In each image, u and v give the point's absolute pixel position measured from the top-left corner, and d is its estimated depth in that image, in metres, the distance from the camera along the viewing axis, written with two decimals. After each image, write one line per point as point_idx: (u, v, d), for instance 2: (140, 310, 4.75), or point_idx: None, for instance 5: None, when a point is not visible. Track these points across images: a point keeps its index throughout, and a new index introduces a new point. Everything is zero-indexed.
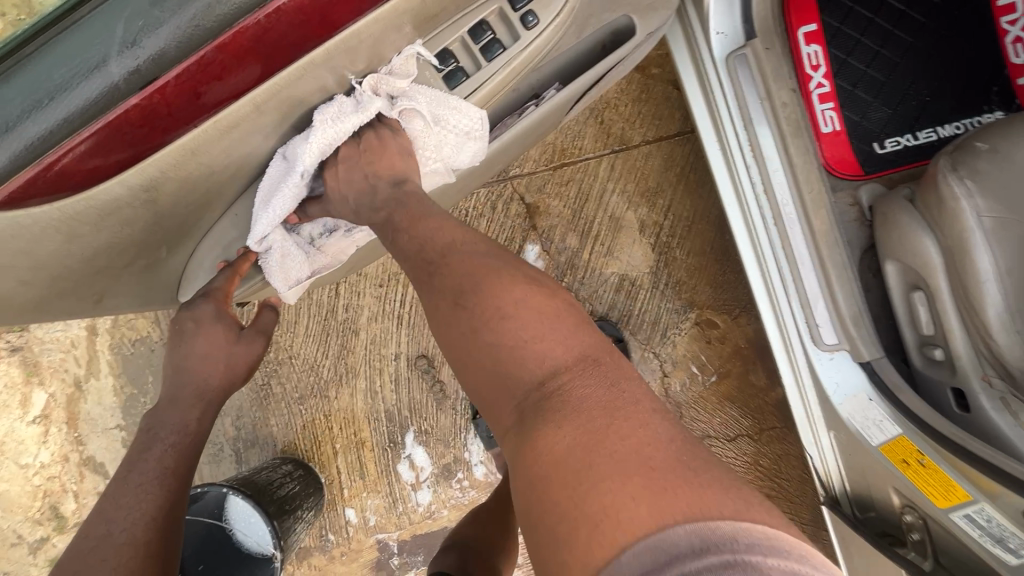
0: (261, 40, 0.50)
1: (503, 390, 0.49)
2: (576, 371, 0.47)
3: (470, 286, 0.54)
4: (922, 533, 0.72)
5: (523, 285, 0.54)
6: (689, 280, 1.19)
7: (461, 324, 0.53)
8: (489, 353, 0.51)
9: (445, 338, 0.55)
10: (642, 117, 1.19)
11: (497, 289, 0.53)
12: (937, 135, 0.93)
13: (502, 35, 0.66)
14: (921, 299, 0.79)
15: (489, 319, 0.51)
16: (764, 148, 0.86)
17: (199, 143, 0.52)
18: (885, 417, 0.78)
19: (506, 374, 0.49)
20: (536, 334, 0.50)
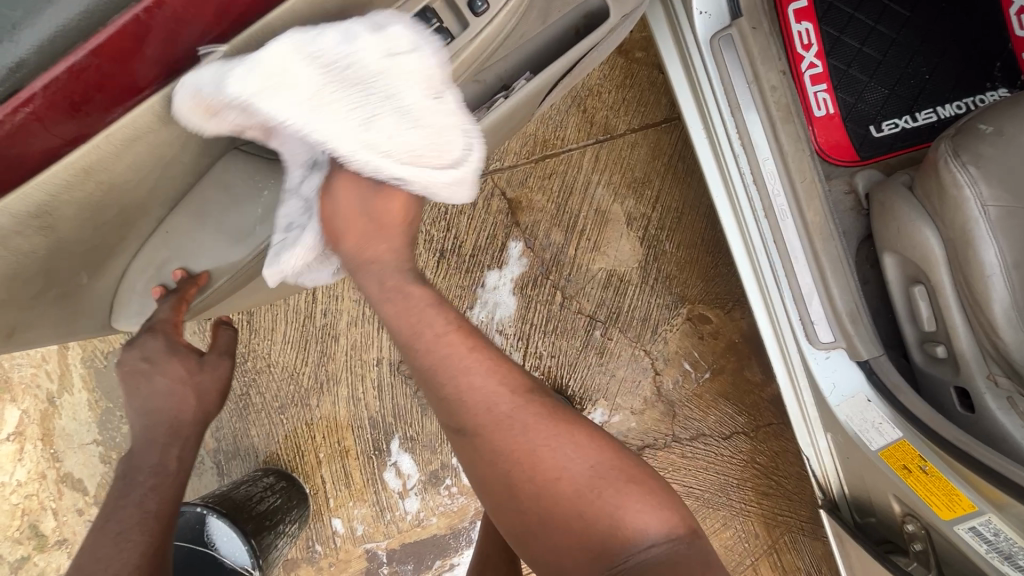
0: (147, 40, 0.42)
1: (589, 558, 0.49)
2: (678, 545, 0.50)
3: (574, 440, 0.51)
4: (924, 543, 0.69)
5: (608, 451, 0.53)
6: (679, 274, 1.14)
7: (559, 482, 0.50)
8: (585, 526, 0.49)
9: (503, 497, 0.52)
10: (628, 104, 1.13)
11: (598, 455, 0.51)
12: (937, 116, 0.88)
13: (449, 24, 0.60)
14: (921, 294, 0.74)
15: (585, 494, 0.50)
16: (752, 135, 0.81)
17: (94, 162, 0.46)
18: (884, 420, 0.73)
19: (608, 558, 0.48)
20: (642, 504, 0.50)
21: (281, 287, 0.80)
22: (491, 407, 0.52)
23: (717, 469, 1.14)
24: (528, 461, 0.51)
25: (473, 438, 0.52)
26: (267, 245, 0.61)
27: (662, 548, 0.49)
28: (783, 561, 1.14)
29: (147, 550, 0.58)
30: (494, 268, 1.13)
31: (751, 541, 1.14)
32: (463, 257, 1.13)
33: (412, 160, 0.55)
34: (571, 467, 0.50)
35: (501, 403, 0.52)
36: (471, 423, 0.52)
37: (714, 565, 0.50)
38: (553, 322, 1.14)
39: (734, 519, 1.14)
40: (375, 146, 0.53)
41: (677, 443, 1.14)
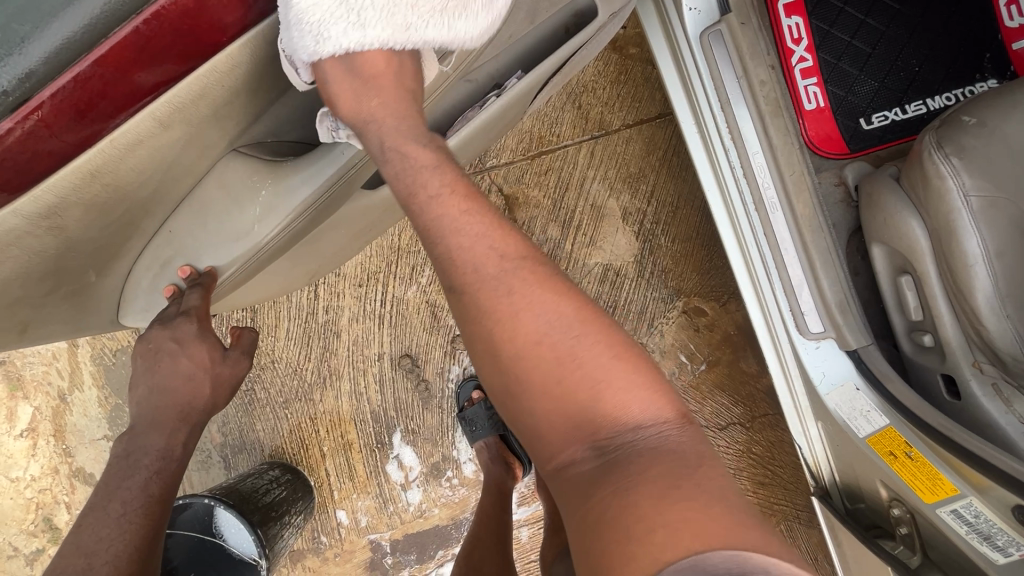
0: (147, 51, 0.43)
1: (580, 425, 0.49)
2: (674, 429, 0.50)
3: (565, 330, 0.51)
4: (910, 526, 0.70)
5: (596, 331, 0.51)
6: (675, 267, 1.16)
7: (549, 353, 0.50)
8: (576, 401, 0.49)
9: (501, 377, 0.52)
10: (622, 100, 1.14)
11: (593, 335, 0.51)
12: (926, 108, 0.89)
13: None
14: (909, 284, 0.75)
15: (570, 362, 0.50)
16: (742, 129, 0.82)
17: (99, 164, 0.47)
18: (872, 408, 0.75)
19: (596, 425, 0.49)
20: (637, 385, 0.50)
21: (283, 279, 0.81)
22: (468, 276, 0.52)
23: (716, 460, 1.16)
24: (512, 324, 0.51)
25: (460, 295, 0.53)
26: (268, 241, 0.61)
27: (658, 428, 0.49)
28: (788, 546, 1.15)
29: (146, 534, 0.63)
30: None
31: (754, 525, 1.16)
32: None
33: (444, 23, 0.55)
34: (567, 337, 0.50)
35: (490, 260, 0.52)
36: (459, 279, 0.53)
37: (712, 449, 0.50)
38: None
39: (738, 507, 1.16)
40: (412, 27, 0.53)
41: None
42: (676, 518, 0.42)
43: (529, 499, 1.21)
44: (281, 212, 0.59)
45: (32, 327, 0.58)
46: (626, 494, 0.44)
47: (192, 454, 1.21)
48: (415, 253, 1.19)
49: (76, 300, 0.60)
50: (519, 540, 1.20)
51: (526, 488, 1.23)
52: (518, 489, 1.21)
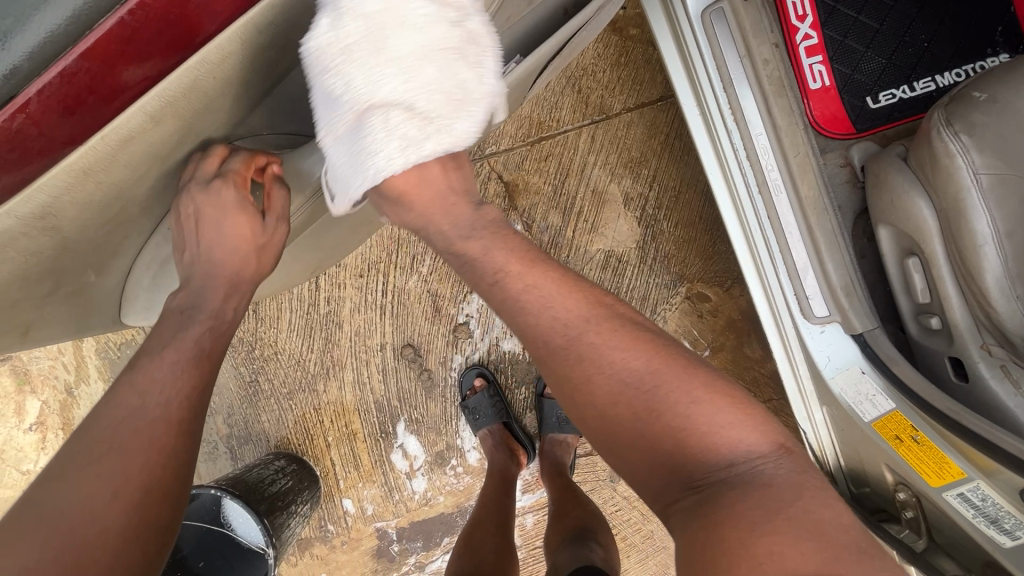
0: (133, 42, 0.41)
1: (676, 471, 0.49)
2: (769, 461, 0.49)
3: (644, 382, 0.53)
4: (915, 510, 0.69)
5: (677, 371, 0.53)
6: (678, 253, 1.14)
7: (633, 401, 0.52)
8: (663, 446, 0.50)
9: (594, 428, 0.54)
10: (622, 83, 1.12)
11: (672, 380, 0.52)
12: (935, 85, 0.86)
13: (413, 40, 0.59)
14: (916, 265, 0.73)
15: (649, 413, 0.51)
16: (745, 110, 0.80)
17: (92, 163, 0.45)
18: (878, 391, 0.74)
19: (700, 467, 0.49)
20: (729, 421, 0.51)
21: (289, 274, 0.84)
22: (551, 336, 0.57)
23: None
24: (597, 376, 0.54)
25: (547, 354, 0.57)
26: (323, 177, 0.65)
27: (759, 459, 0.49)
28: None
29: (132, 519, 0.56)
30: None
31: None
32: None
33: (443, 130, 0.57)
34: (645, 388, 0.52)
35: (568, 312, 0.57)
36: (548, 340, 0.57)
37: (813, 477, 0.49)
38: None
39: None
40: (419, 145, 0.56)
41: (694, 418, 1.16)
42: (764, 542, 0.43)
43: (533, 486, 1.22)
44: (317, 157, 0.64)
45: (33, 330, 0.57)
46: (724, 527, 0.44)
47: (199, 446, 1.22)
48: (415, 243, 1.18)
49: (74, 298, 0.60)
50: (524, 527, 1.21)
51: (530, 475, 1.23)
52: (522, 476, 1.22)
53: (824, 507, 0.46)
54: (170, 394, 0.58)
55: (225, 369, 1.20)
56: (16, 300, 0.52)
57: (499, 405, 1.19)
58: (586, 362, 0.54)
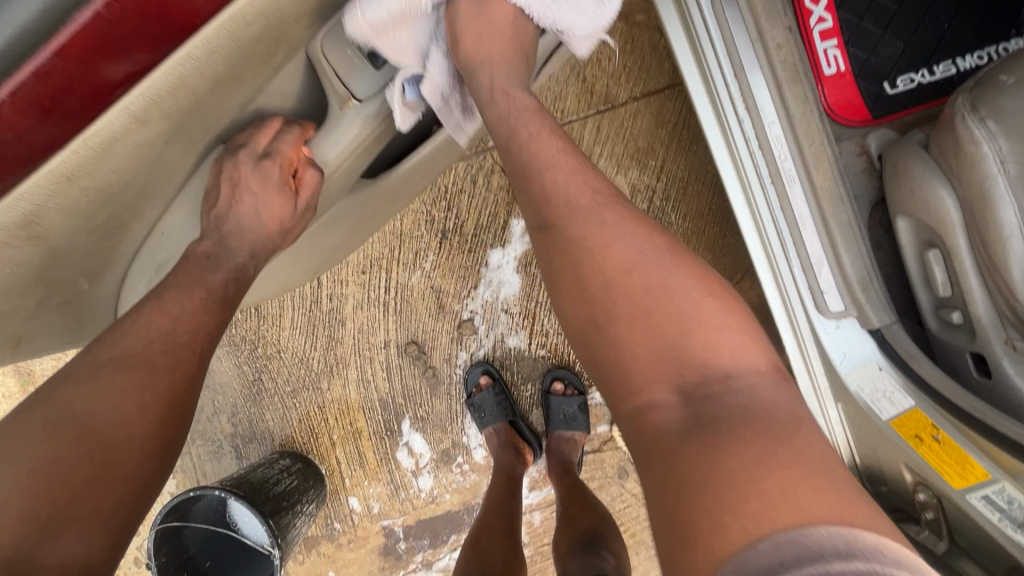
0: (112, 38, 0.39)
1: (673, 364, 0.47)
2: (767, 383, 0.46)
3: (660, 274, 0.50)
4: (936, 511, 0.66)
5: (692, 279, 0.51)
6: (686, 246, 1.12)
7: (642, 287, 0.50)
8: (666, 334, 0.48)
9: (588, 305, 0.51)
10: (628, 71, 1.09)
11: (691, 281, 0.51)
12: (956, 69, 0.83)
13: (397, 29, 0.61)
14: (936, 258, 0.71)
15: (659, 295, 0.49)
16: (757, 98, 0.77)
17: (76, 166, 0.44)
18: (896, 389, 0.72)
19: (689, 363, 0.47)
20: (737, 333, 0.48)
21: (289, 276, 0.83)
22: (564, 201, 0.55)
23: None
24: (603, 262, 0.52)
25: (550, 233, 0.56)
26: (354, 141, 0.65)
27: (747, 379, 0.46)
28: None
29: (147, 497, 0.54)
30: (497, 246, 1.16)
31: None
32: (466, 236, 1.16)
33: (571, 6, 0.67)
34: (660, 274, 0.51)
35: (581, 197, 0.55)
36: (553, 216, 0.55)
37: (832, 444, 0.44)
38: None
39: None
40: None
41: None
42: (774, 478, 0.39)
43: (540, 483, 1.20)
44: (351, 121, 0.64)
45: (24, 343, 0.55)
46: (721, 450, 0.41)
47: (204, 445, 1.21)
48: (417, 238, 1.16)
49: (65, 301, 0.58)
50: (531, 524, 1.20)
51: (536, 472, 1.22)
52: (529, 474, 1.20)
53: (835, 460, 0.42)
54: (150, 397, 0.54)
55: (228, 368, 1.19)
56: (5, 312, 0.50)
57: (504, 402, 1.17)
58: (595, 244, 0.52)
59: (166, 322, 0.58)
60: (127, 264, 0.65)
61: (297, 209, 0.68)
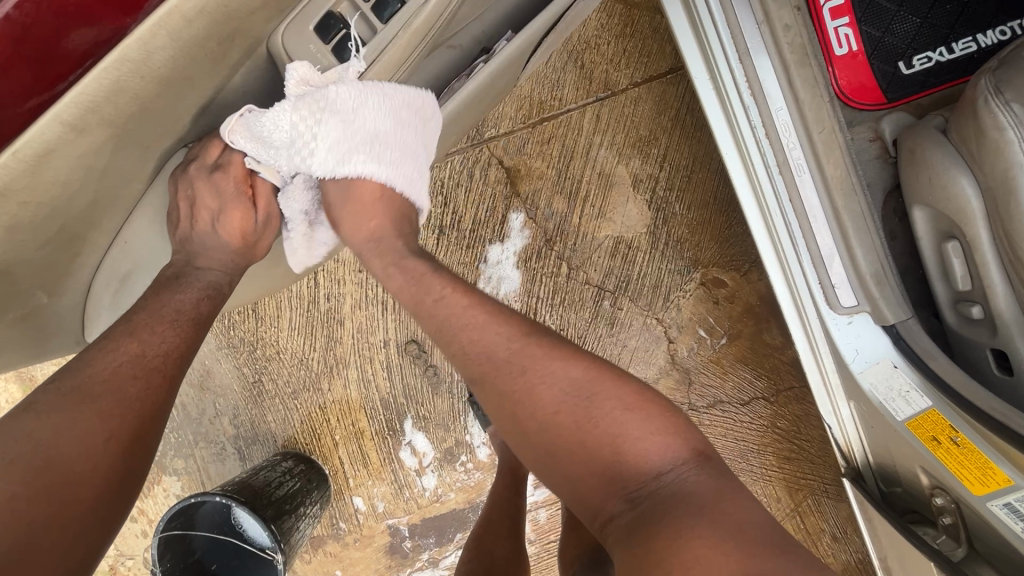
0: (27, 43, 0.41)
1: (611, 480, 0.49)
2: (695, 467, 0.49)
3: (576, 393, 0.52)
4: (954, 517, 0.65)
5: (612, 385, 0.53)
6: (691, 237, 1.08)
7: (563, 413, 0.51)
8: (593, 453, 0.50)
9: (528, 439, 0.52)
10: (628, 56, 1.05)
11: (605, 388, 0.52)
12: (977, 45, 0.78)
13: (360, 31, 0.56)
14: (955, 250, 0.67)
15: (585, 424, 0.50)
16: (764, 83, 0.73)
17: (10, 179, 0.44)
18: (912, 388, 0.68)
19: (623, 477, 0.49)
20: (656, 429, 0.51)
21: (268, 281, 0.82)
22: (492, 355, 0.55)
23: (736, 436, 1.12)
24: (531, 403, 0.52)
25: (481, 381, 0.55)
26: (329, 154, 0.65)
27: (678, 471, 0.49)
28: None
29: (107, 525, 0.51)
30: (495, 241, 1.09)
31: (772, 505, 1.12)
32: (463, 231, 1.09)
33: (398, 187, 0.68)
34: (579, 395, 0.52)
35: (500, 349, 0.55)
36: (478, 367, 0.55)
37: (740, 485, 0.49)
38: (562, 294, 1.10)
39: (755, 484, 1.12)
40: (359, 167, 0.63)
41: (693, 412, 1.11)
42: (703, 540, 0.42)
43: (546, 481, 1.19)
44: None
45: None
46: (666, 530, 0.44)
47: (206, 447, 1.20)
48: None
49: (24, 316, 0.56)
50: (537, 521, 1.19)
51: None
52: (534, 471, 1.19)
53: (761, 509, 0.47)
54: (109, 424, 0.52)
55: (228, 370, 1.18)
56: None
57: None
58: (520, 381, 0.53)
59: (133, 343, 0.57)
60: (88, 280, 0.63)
61: (257, 221, 0.66)
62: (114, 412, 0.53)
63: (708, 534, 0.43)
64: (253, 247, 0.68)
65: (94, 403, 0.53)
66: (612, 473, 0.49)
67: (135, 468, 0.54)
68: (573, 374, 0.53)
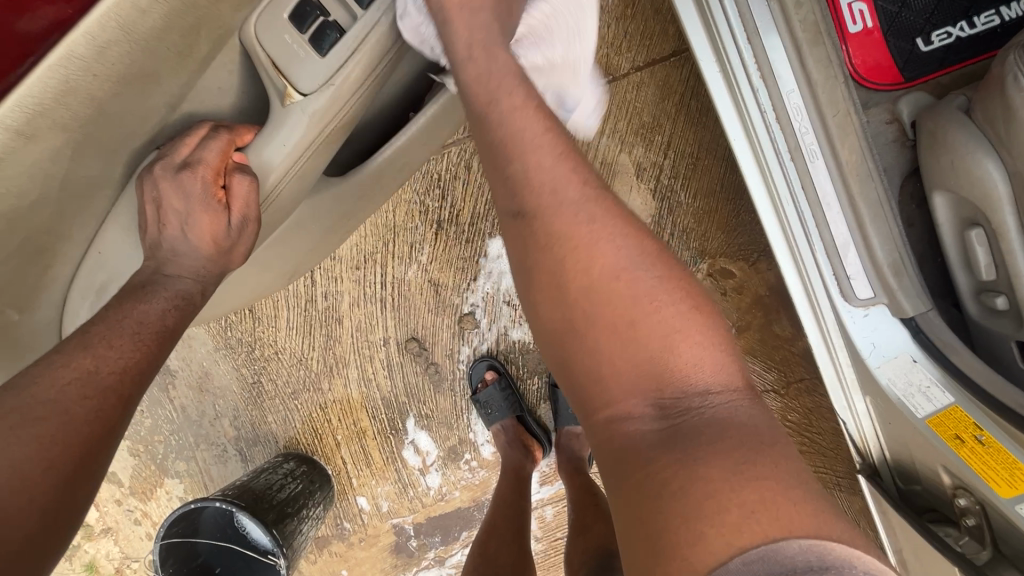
0: None
1: (651, 379, 0.45)
2: (738, 398, 0.45)
3: (641, 278, 0.47)
4: (978, 518, 0.62)
5: (680, 292, 0.48)
6: (697, 227, 1.05)
7: (621, 291, 0.46)
8: (644, 342, 0.45)
9: (570, 303, 0.47)
10: (629, 39, 1.00)
11: (668, 288, 0.47)
12: (1000, 19, 0.74)
13: (339, 17, 0.56)
14: (979, 238, 0.63)
15: (643, 307, 0.46)
16: (773, 64, 0.69)
17: None
18: (932, 383, 0.66)
19: (667, 378, 0.45)
20: (707, 346, 0.46)
21: (261, 283, 0.80)
22: (552, 208, 0.49)
23: None
24: (588, 261, 0.47)
25: (529, 220, 0.49)
26: (313, 139, 0.59)
27: (721, 396, 0.45)
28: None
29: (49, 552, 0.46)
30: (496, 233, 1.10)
31: None
32: (462, 225, 1.10)
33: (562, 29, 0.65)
34: (644, 276, 0.47)
35: (568, 192, 0.49)
36: (534, 204, 0.49)
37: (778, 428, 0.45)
38: None
39: None
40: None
41: None
42: (748, 488, 0.39)
43: (551, 478, 1.17)
44: (301, 114, 0.58)
45: None
46: (691, 463, 0.41)
47: (208, 449, 1.19)
48: (412, 229, 1.10)
49: None
50: (543, 519, 1.17)
51: (547, 467, 1.19)
52: (539, 468, 1.17)
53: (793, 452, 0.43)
54: (50, 449, 0.48)
55: (227, 371, 1.16)
56: None
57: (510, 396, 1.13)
58: (577, 250, 0.47)
59: (86, 360, 0.53)
60: (63, 290, 0.62)
61: (230, 226, 0.61)
62: (55, 438, 0.48)
63: (747, 480, 0.39)
64: (229, 252, 0.63)
65: (32, 428, 0.48)
66: (659, 374, 0.45)
67: (73, 504, 0.49)
68: (637, 253, 0.48)
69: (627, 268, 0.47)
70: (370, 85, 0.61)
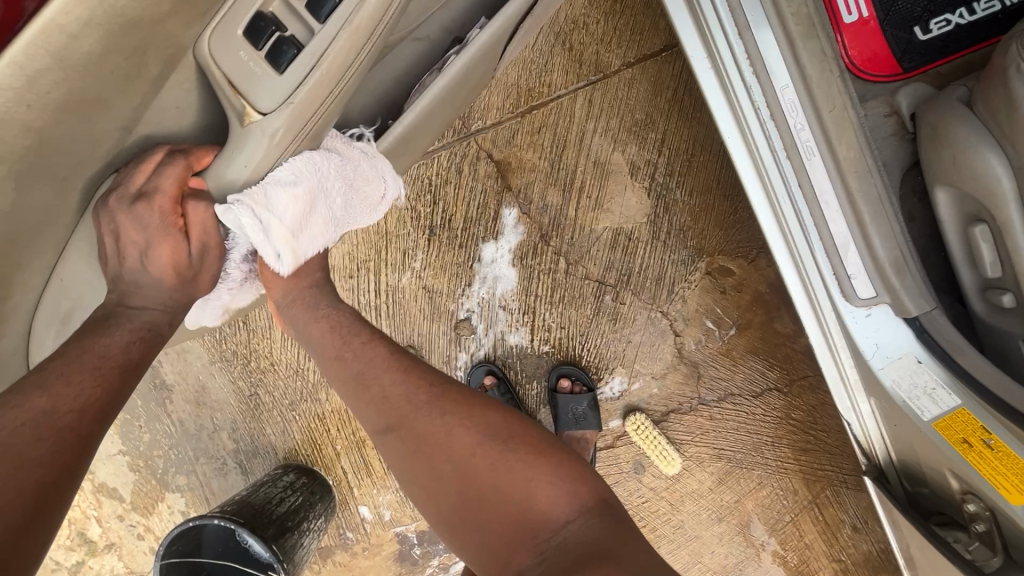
0: None
1: (514, 525, 0.55)
2: (594, 517, 0.55)
3: (488, 449, 0.59)
4: (988, 524, 0.60)
5: (526, 446, 0.59)
6: (694, 225, 1.02)
7: (472, 459, 0.58)
8: (502, 499, 0.56)
9: (442, 486, 0.58)
10: (619, 35, 0.98)
11: (514, 448, 0.59)
12: (1001, 4, 0.71)
13: (295, 31, 0.53)
14: (983, 234, 0.61)
15: (496, 470, 0.57)
16: (766, 58, 0.67)
17: None
18: (938, 385, 0.65)
19: (530, 520, 0.54)
20: (556, 483, 0.57)
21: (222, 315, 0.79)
22: (412, 400, 0.62)
23: (748, 430, 1.08)
24: (447, 449, 0.59)
25: (399, 431, 0.61)
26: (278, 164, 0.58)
27: (576, 521, 0.54)
28: (782, 526, 1.09)
29: None
30: (490, 239, 1.04)
31: (789, 499, 1.08)
32: (455, 231, 1.04)
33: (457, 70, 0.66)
34: (491, 440, 0.60)
35: (417, 397, 0.62)
36: (396, 415, 0.62)
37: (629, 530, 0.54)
38: (560, 291, 1.05)
39: (770, 479, 1.08)
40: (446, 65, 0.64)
41: (704, 406, 1.07)
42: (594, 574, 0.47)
43: None
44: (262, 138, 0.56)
45: None
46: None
47: (208, 462, 1.18)
48: (405, 236, 1.04)
49: None
50: None
51: None
52: None
53: (644, 547, 0.52)
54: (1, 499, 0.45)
55: (223, 384, 1.15)
56: None
57: (588, 413, 1.05)
58: (438, 442, 0.59)
59: (41, 399, 0.50)
60: (28, 319, 0.59)
61: (190, 254, 0.57)
62: (5, 485, 0.46)
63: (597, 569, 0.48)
64: (194, 282, 0.59)
65: None
66: (521, 516, 0.55)
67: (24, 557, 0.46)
68: (482, 426, 0.60)
69: (476, 447, 0.59)
70: (334, 103, 0.58)
